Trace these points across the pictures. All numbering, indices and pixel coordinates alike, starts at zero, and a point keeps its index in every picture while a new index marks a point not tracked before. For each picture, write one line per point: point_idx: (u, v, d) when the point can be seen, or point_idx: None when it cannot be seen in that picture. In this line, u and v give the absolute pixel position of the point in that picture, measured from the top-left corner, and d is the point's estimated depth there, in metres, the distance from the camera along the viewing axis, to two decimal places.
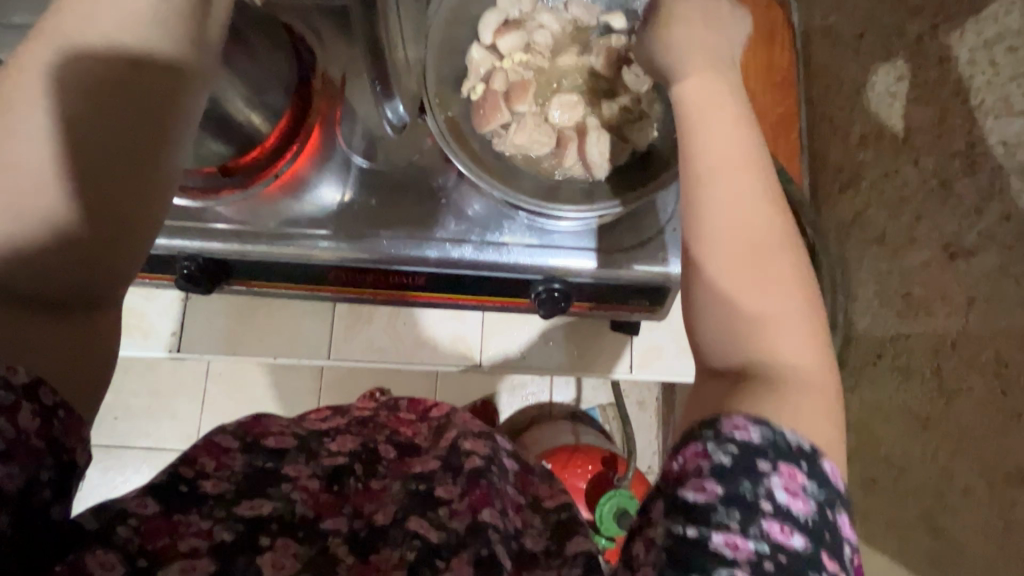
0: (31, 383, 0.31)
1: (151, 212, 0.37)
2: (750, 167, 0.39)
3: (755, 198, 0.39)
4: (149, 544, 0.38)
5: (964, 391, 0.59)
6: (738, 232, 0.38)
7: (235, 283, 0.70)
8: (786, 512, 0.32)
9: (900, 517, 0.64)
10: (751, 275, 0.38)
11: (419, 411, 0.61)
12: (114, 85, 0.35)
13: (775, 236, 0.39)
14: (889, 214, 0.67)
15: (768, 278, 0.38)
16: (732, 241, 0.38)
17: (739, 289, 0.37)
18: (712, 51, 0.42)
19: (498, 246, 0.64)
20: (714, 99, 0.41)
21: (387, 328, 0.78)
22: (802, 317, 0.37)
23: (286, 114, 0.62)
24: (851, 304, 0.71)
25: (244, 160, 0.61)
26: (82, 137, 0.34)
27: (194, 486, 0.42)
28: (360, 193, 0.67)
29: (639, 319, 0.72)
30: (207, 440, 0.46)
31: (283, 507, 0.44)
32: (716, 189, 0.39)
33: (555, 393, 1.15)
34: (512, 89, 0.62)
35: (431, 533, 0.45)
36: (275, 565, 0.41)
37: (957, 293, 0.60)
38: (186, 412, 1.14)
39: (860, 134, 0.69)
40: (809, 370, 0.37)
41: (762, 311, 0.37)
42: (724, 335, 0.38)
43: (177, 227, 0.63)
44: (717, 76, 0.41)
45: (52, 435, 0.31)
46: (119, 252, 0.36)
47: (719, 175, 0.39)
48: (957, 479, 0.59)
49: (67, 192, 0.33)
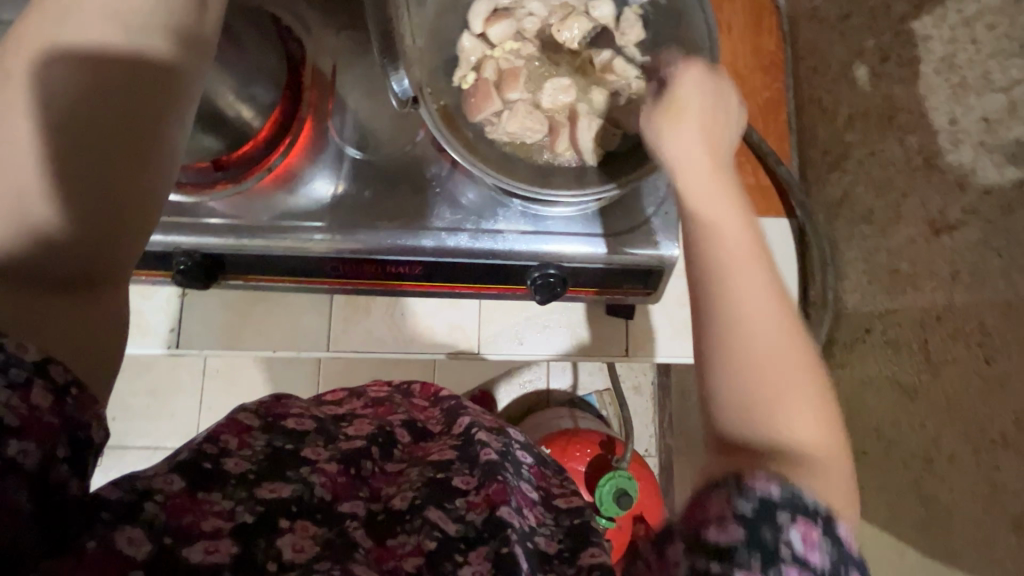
0: (42, 360, 0.32)
1: (149, 194, 0.39)
2: (748, 235, 0.41)
3: (752, 257, 0.40)
4: (174, 521, 0.38)
5: (950, 362, 0.55)
6: (738, 284, 0.39)
7: (232, 278, 0.71)
8: (806, 565, 0.31)
9: (892, 486, 0.63)
10: (756, 331, 0.38)
11: (431, 396, 0.67)
12: (101, 94, 0.38)
13: (778, 303, 0.39)
14: (876, 192, 0.66)
15: (772, 336, 0.37)
16: (734, 288, 0.39)
17: (748, 344, 0.37)
18: (720, 174, 0.45)
19: (493, 233, 0.66)
20: (703, 168, 0.45)
21: (385, 319, 0.79)
22: (808, 389, 0.37)
23: (277, 109, 0.65)
24: (842, 282, 0.71)
25: (237, 154, 0.64)
26: (81, 124, 0.37)
27: (217, 464, 0.43)
28: (354, 184, 0.68)
29: (635, 301, 0.73)
30: (230, 416, 0.49)
31: (302, 488, 0.44)
32: (714, 246, 0.41)
33: (551, 380, 1.18)
34: (503, 78, 0.62)
35: (449, 525, 0.46)
36: (296, 548, 0.41)
37: (943, 267, 0.56)
38: (184, 411, 1.16)
39: (847, 114, 0.70)
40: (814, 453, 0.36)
41: (771, 373, 0.37)
42: (740, 393, 0.37)
43: (171, 223, 0.64)
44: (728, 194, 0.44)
45: (65, 412, 0.32)
46: (124, 236, 0.38)
47: (715, 234, 0.41)
48: (943, 446, 0.56)
49: (64, 180, 0.36)
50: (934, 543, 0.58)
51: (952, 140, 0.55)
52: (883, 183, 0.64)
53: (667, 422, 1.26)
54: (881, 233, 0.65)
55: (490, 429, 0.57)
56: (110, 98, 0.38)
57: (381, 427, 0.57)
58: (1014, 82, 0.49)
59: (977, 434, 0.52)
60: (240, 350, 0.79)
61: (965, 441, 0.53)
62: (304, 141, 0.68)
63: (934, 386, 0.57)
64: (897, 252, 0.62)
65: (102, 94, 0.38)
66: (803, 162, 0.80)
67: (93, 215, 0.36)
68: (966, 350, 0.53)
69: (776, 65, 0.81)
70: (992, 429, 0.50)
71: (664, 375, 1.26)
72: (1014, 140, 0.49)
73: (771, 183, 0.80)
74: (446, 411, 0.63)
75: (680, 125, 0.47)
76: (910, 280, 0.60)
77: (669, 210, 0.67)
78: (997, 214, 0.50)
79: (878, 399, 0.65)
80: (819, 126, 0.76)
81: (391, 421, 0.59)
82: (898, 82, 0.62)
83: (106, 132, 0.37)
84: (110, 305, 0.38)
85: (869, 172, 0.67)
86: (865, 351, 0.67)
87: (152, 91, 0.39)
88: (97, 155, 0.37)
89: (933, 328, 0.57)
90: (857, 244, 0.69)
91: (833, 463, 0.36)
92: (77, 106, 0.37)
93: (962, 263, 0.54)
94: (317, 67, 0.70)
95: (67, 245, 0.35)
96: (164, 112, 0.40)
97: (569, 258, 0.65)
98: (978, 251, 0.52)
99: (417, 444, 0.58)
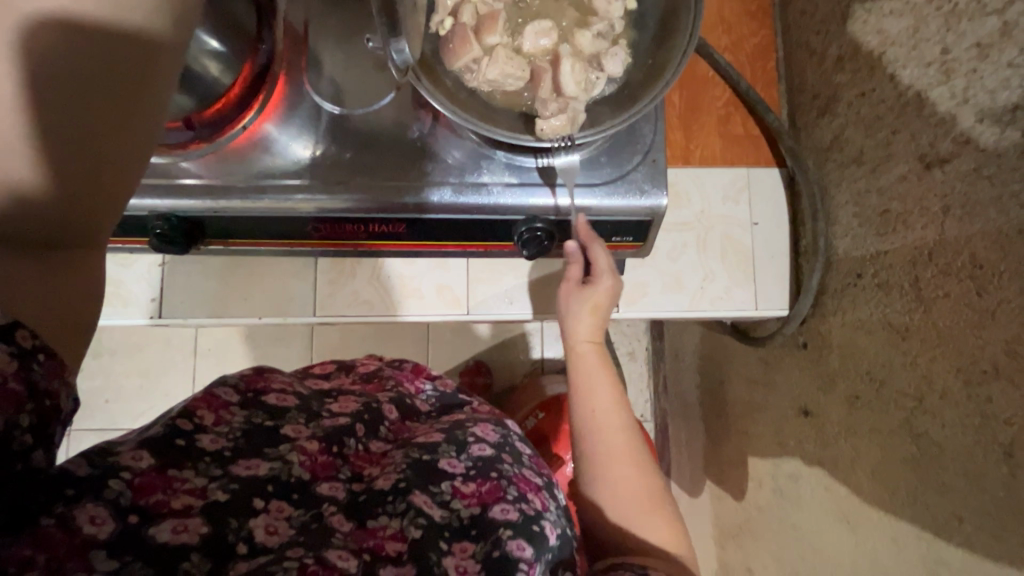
0: (8, 324, 0.31)
1: (131, 161, 0.36)
2: (615, 400, 0.64)
3: (612, 412, 0.63)
4: (140, 499, 0.37)
5: (942, 297, 0.55)
6: (603, 429, 0.62)
7: (211, 242, 0.70)
8: None
9: (884, 425, 0.62)
10: (614, 461, 0.61)
11: (420, 375, 0.69)
12: (86, 62, 0.33)
13: (627, 439, 0.62)
14: (866, 132, 0.65)
15: (624, 463, 0.61)
16: (600, 429, 0.62)
17: (610, 467, 0.60)
18: (608, 366, 0.67)
19: (478, 187, 0.64)
20: (589, 358, 0.68)
21: (372, 281, 0.78)
22: (647, 491, 0.60)
23: (248, 63, 0.62)
24: (833, 228, 0.71)
25: (209, 112, 0.61)
26: (59, 68, 0.32)
27: (191, 441, 0.42)
28: (333, 145, 0.66)
29: (625, 255, 0.73)
30: (207, 390, 0.47)
31: (279, 468, 0.44)
32: (589, 406, 0.64)
33: (545, 349, 1.23)
34: (482, 21, 0.60)
35: (434, 511, 0.46)
36: (269, 530, 0.41)
37: (934, 202, 0.55)
38: (177, 390, 1.20)
39: (837, 55, 0.69)
40: (655, 529, 0.58)
41: (624, 484, 0.60)
42: (607, 496, 0.60)
43: (146, 187, 0.62)
44: (613, 381, 0.66)
45: (31, 379, 0.31)
46: (106, 208, 0.36)
47: (593, 401, 0.64)
48: (935, 382, 0.55)
49: (35, 131, 0.32)
50: (921, 479, 0.57)
51: (943, 71, 0.54)
52: (872, 122, 0.63)
53: (659, 386, 1.29)
54: (871, 173, 0.64)
55: (483, 422, 0.58)
56: (92, 59, 0.33)
57: (366, 404, 0.57)
58: (1007, 3, 0.47)
59: (968, 366, 0.52)
60: (224, 317, 0.77)
61: (957, 374, 0.53)
62: (277, 101, 0.66)
63: (925, 323, 0.57)
64: (887, 191, 0.62)
65: (70, 77, 0.33)
66: (792, 109, 0.79)
67: (74, 213, 0.35)
68: (958, 284, 0.53)
69: (763, 10, 0.81)
70: (983, 360, 0.50)
71: (656, 339, 1.29)
72: (1007, 63, 0.47)
73: (760, 132, 0.80)
74: (436, 398, 0.66)
75: (574, 323, 0.69)
76: (900, 219, 0.60)
77: (657, 157, 0.65)
78: (987, 143, 0.49)
79: (869, 341, 0.65)
80: (808, 69, 0.75)
81: (379, 397, 0.60)
82: (890, 15, 0.60)
83: (87, 122, 0.34)
84: (86, 269, 0.37)
85: (858, 113, 0.66)
86: (857, 295, 0.67)
87: (143, 47, 0.34)
88: (76, 110, 0.33)
89: (925, 266, 0.57)
90: (847, 188, 0.68)
91: (671, 539, 0.57)
92: (55, 75, 0.32)
93: (952, 197, 0.53)
94: (289, 22, 0.69)
95: (43, 212, 0.33)
96: (152, 74, 0.35)
97: (553, 211, 0.64)
98: (970, 180, 0.51)
99: (403, 422, 0.59)
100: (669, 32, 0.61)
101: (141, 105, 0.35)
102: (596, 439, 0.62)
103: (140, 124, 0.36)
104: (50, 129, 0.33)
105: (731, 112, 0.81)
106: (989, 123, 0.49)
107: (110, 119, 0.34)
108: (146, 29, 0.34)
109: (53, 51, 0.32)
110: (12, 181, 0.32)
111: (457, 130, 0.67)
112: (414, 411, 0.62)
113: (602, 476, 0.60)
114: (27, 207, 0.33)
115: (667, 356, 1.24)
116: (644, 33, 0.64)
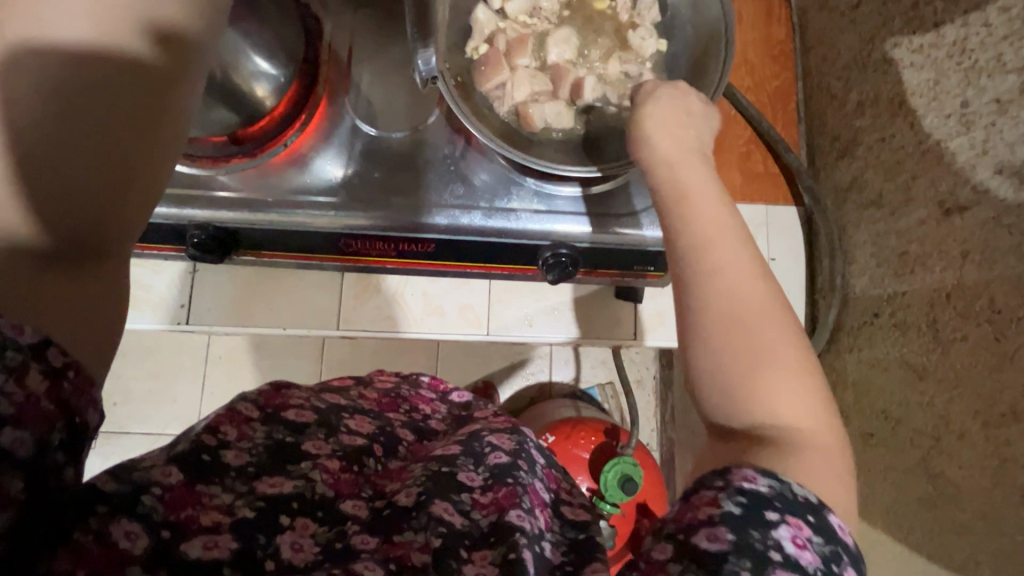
0: (41, 343, 0.31)
1: (152, 163, 0.37)
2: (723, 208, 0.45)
3: (726, 227, 0.43)
4: (173, 514, 0.38)
5: (959, 339, 0.56)
6: (711, 244, 0.42)
7: (244, 254, 0.72)
8: (797, 563, 0.31)
9: (901, 464, 0.63)
10: (728, 283, 0.41)
11: (438, 391, 0.70)
12: (114, 72, 0.35)
13: (748, 271, 0.42)
14: (885, 176, 0.67)
15: (743, 291, 0.41)
16: (709, 249, 0.42)
17: (723, 296, 0.41)
18: (729, 212, 0.44)
19: (507, 212, 0.66)
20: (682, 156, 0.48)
21: (396, 298, 0.80)
22: (778, 339, 0.40)
23: (294, 85, 0.65)
24: (850, 267, 0.73)
25: (254, 128, 0.63)
26: (86, 77, 0.34)
27: (217, 456, 0.44)
28: (363, 165, 0.68)
29: (643, 283, 0.74)
30: (230, 406, 0.49)
31: (303, 485, 0.45)
32: (686, 214, 0.44)
33: (554, 373, 1.23)
34: (519, 55, 0.64)
35: (455, 519, 0.45)
36: (295, 546, 0.41)
37: (952, 246, 0.57)
38: (187, 396, 1.21)
39: (857, 101, 0.71)
40: (786, 386, 0.39)
41: (745, 317, 0.40)
42: (719, 334, 0.40)
43: (182, 196, 0.64)
44: (729, 215, 0.44)
45: (62, 396, 0.31)
46: (122, 213, 0.36)
47: (693, 208, 0.44)
48: (954, 424, 0.57)
49: (63, 135, 0.34)
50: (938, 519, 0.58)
51: (963, 123, 0.56)
52: (892, 166, 0.66)
53: (667, 416, 1.28)
54: (890, 216, 0.66)
55: (499, 430, 0.57)
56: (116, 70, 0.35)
57: (381, 427, 0.57)
58: None
59: (986, 409, 0.53)
60: (249, 327, 0.79)
61: (976, 414, 0.54)
62: (319, 121, 0.68)
63: (943, 363, 0.58)
64: (907, 234, 0.64)
65: (90, 83, 0.35)
66: (811, 150, 0.81)
67: (99, 223, 0.35)
68: (977, 328, 0.54)
69: (786, 54, 0.83)
70: (1002, 404, 0.52)
71: (665, 368, 1.27)
72: None
73: (779, 171, 0.82)
74: (447, 420, 0.65)
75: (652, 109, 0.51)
76: (919, 261, 0.62)
77: None
78: (1007, 193, 0.51)
79: (887, 379, 0.66)
80: (829, 112, 0.77)
81: (391, 420, 0.59)
82: (911, 67, 0.63)
83: (114, 128, 0.35)
84: (108, 281, 0.37)
85: (878, 157, 0.68)
86: (873, 334, 0.68)
87: (171, 61, 0.38)
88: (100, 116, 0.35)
89: (942, 307, 0.58)
90: (866, 228, 0.70)
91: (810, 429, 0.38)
92: (85, 82, 0.34)
93: (972, 242, 0.55)
94: (335, 47, 0.72)
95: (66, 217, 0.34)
96: (177, 88, 0.38)
97: (578, 238, 0.66)
98: (988, 228, 0.53)
99: (420, 443, 0.59)
100: (700, 71, 0.63)
101: (157, 127, 0.37)
102: (719, 305, 0.40)
103: (160, 129, 0.37)
104: (79, 134, 0.34)
105: (751, 150, 0.83)
106: (1008, 174, 0.51)
107: (136, 125, 0.36)
108: (144, 56, 0.36)
109: (66, 78, 0.34)
110: (45, 191, 0.33)
111: (487, 154, 0.69)
112: (431, 433, 0.62)
113: (730, 361, 0.39)
114: (45, 213, 0.33)
115: (675, 385, 1.24)
116: (675, 72, 0.66)
